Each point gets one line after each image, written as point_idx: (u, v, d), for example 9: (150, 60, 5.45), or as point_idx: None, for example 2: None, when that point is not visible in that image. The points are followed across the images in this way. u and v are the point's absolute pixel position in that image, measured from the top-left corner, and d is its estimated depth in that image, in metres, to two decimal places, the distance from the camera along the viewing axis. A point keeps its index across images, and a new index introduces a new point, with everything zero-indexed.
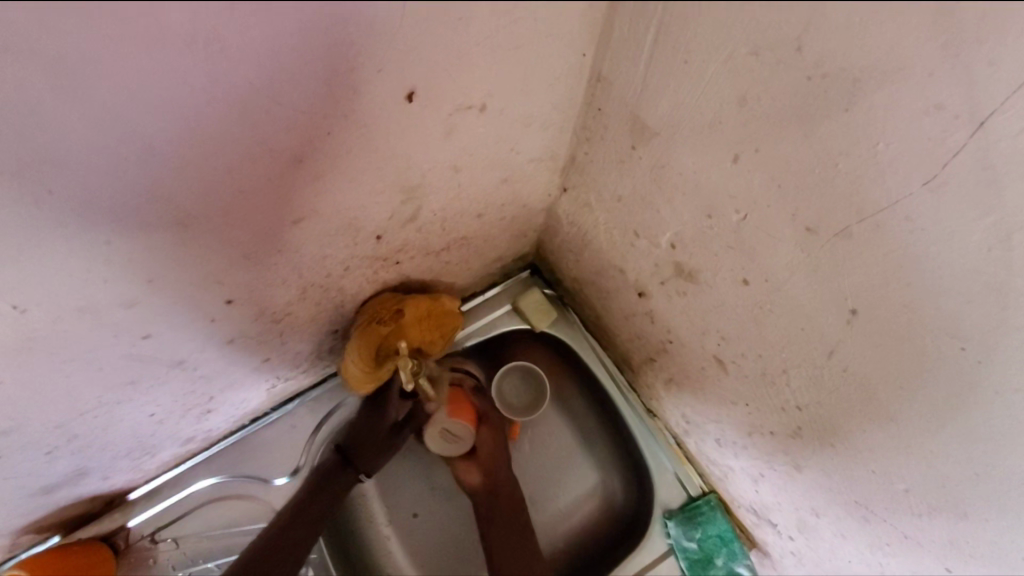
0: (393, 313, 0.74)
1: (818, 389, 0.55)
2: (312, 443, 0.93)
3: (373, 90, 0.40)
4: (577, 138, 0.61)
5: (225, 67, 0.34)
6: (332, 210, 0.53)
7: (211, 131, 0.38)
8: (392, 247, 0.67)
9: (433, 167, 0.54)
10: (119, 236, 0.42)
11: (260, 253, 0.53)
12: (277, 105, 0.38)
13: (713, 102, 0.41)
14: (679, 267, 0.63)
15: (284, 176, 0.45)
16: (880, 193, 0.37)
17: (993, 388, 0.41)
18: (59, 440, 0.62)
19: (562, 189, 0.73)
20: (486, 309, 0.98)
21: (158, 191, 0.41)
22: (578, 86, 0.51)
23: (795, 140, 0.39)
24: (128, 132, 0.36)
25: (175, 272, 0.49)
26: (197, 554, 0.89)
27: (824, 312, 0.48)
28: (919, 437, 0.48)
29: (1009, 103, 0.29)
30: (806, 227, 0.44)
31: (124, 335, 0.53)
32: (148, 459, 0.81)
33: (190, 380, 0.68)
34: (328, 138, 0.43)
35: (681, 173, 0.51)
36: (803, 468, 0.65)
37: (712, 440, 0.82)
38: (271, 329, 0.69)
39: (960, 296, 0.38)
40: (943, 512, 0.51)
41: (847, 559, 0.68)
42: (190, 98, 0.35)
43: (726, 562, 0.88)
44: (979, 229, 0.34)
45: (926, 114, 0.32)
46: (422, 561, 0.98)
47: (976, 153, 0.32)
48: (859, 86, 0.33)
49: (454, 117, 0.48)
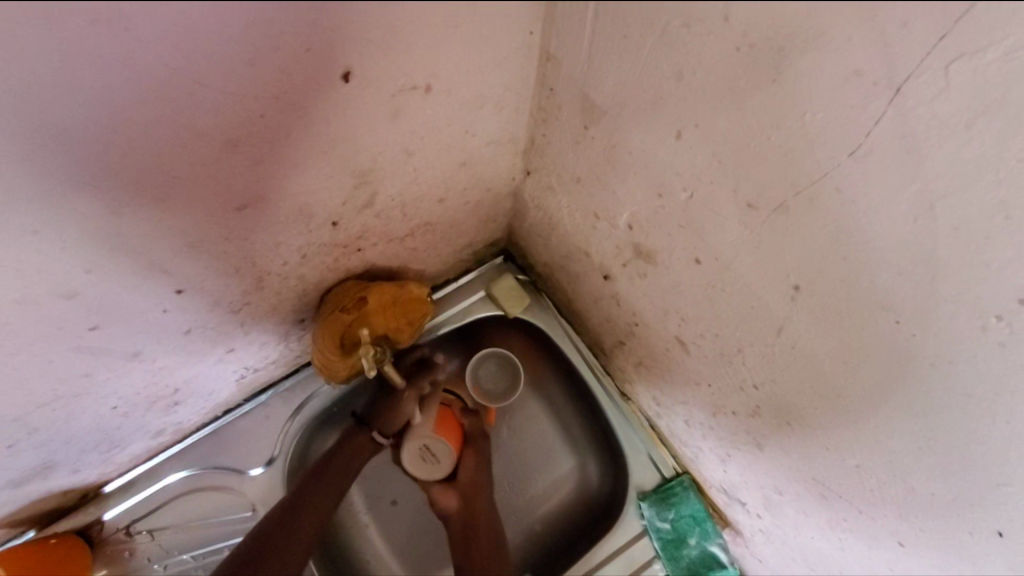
0: (356, 301, 0.74)
1: (771, 367, 0.55)
2: (286, 434, 0.93)
3: (302, 70, 0.39)
4: (534, 120, 0.60)
5: (135, 46, 0.33)
6: (279, 196, 0.52)
7: (135, 113, 0.37)
8: (350, 233, 0.66)
9: (383, 150, 0.53)
10: (50, 224, 0.41)
11: (207, 240, 0.52)
12: (199, 85, 0.37)
13: (652, 76, 0.41)
14: (638, 249, 0.62)
15: (220, 160, 0.44)
16: (813, 165, 0.37)
17: (928, 361, 0.41)
18: (17, 434, 0.61)
19: (525, 173, 0.72)
20: (459, 295, 0.98)
21: (86, 180, 0.40)
22: (526, 65, 0.50)
23: (731, 114, 0.38)
24: (43, 119, 0.35)
25: (116, 261, 0.48)
26: (173, 546, 0.89)
27: (770, 290, 0.48)
28: (867, 414, 0.48)
29: (923, 68, 0.29)
30: (748, 203, 0.43)
31: (72, 326, 0.52)
32: (118, 453, 0.81)
33: (151, 371, 0.67)
34: (262, 120, 0.42)
35: (631, 152, 0.51)
36: (765, 447, 0.65)
37: (682, 421, 0.82)
38: (231, 319, 0.68)
39: (893, 270, 0.38)
40: (892, 487, 0.52)
41: (809, 536, 0.69)
42: (104, 79, 0.34)
43: (699, 542, 0.89)
44: (904, 199, 0.34)
45: (848, 81, 0.31)
46: (401, 547, 0.98)
47: (896, 121, 0.31)
48: (784, 56, 0.32)
49: (398, 98, 0.47)
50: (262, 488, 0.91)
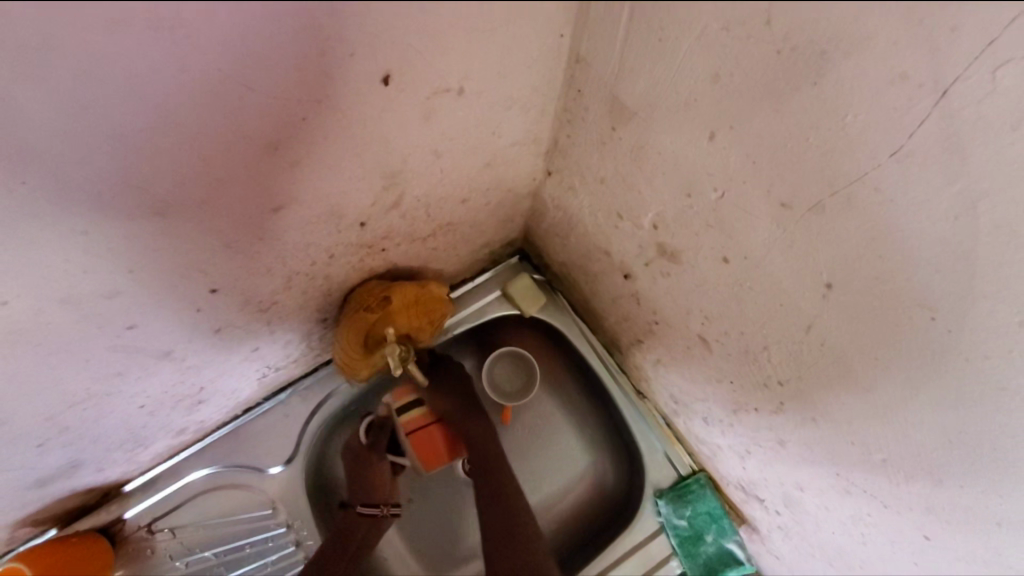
0: (380, 301, 0.74)
1: (798, 364, 0.56)
2: (305, 431, 0.93)
3: (344, 72, 0.40)
4: (559, 120, 0.60)
5: (193, 51, 0.33)
6: (313, 196, 0.53)
7: (184, 117, 0.38)
8: (376, 234, 0.67)
9: (415, 151, 0.54)
10: (98, 225, 0.42)
11: (243, 241, 0.53)
12: (247, 89, 0.38)
13: (687, 79, 0.41)
14: (662, 248, 0.63)
15: (260, 162, 0.45)
16: (852, 163, 0.37)
17: (964, 358, 0.41)
18: (50, 432, 0.62)
19: (546, 173, 0.72)
20: (476, 295, 0.98)
21: (133, 179, 0.41)
22: (556, 66, 0.50)
23: (769, 115, 0.39)
24: (99, 122, 0.36)
25: (156, 261, 0.49)
26: (195, 544, 0.89)
27: (801, 286, 0.49)
28: (896, 409, 0.49)
29: (971, 71, 0.30)
30: (782, 203, 0.44)
31: (110, 325, 0.53)
32: (142, 451, 0.82)
33: (179, 370, 0.68)
34: (304, 123, 0.43)
35: (659, 152, 0.51)
36: (786, 442, 0.66)
37: (700, 419, 0.83)
38: (258, 318, 0.69)
39: (929, 268, 0.39)
40: (919, 481, 0.52)
41: (831, 531, 0.69)
42: (158, 83, 0.35)
43: (716, 538, 0.90)
44: (947, 199, 0.35)
45: (893, 84, 0.32)
46: (418, 545, 0.99)
47: (942, 122, 0.32)
48: (826, 58, 0.33)
49: (432, 100, 0.47)
50: (281, 486, 0.92)
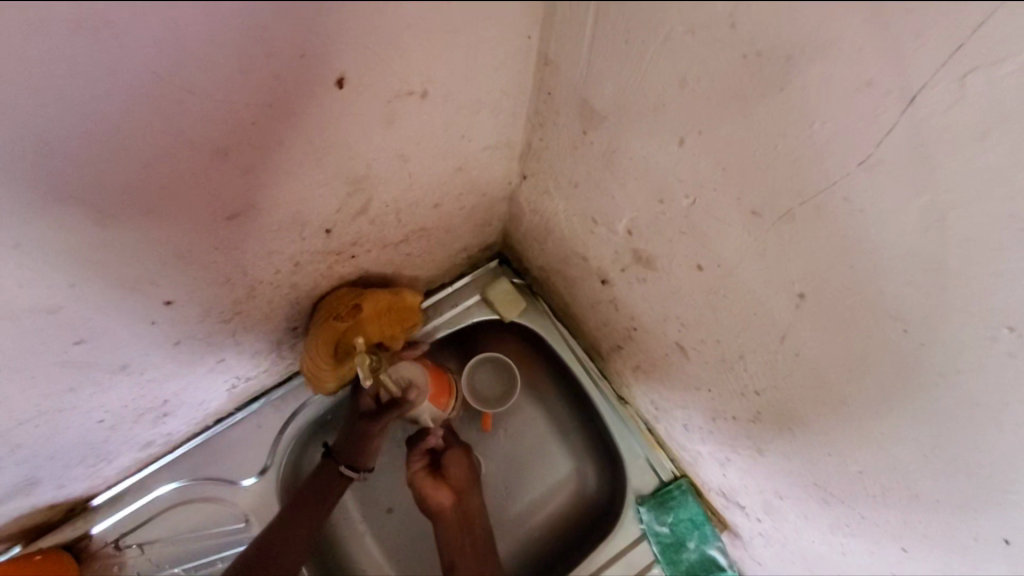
0: (350, 309, 0.72)
1: (774, 374, 0.55)
2: (279, 441, 0.90)
3: (294, 77, 0.37)
4: (531, 124, 0.58)
5: (120, 53, 0.31)
6: (271, 204, 0.51)
7: (118, 123, 0.36)
8: (344, 240, 0.65)
9: (379, 156, 0.52)
10: (33, 238, 0.40)
11: (197, 251, 0.51)
12: (185, 93, 0.36)
13: (655, 83, 0.40)
14: (638, 254, 0.62)
15: (209, 170, 0.43)
16: (820, 173, 0.36)
17: (937, 371, 0.41)
18: (0, 451, 0.59)
19: (521, 177, 0.70)
20: (454, 300, 0.96)
21: (68, 190, 0.38)
22: (524, 69, 0.48)
23: (736, 122, 0.38)
24: (25, 129, 0.34)
25: (103, 274, 0.47)
26: (164, 559, 0.86)
27: (774, 295, 0.48)
28: (871, 420, 0.48)
29: (937, 79, 0.28)
30: (752, 211, 0.43)
31: (56, 340, 0.51)
32: (106, 465, 0.79)
33: (139, 383, 0.66)
34: (253, 129, 0.41)
35: (631, 158, 0.50)
36: (765, 451, 0.65)
37: (680, 426, 0.82)
38: (223, 328, 0.67)
39: (902, 278, 0.38)
40: (896, 494, 0.51)
41: (810, 540, 0.68)
42: (85, 87, 0.33)
43: (697, 545, 0.89)
44: (916, 210, 0.34)
45: (859, 91, 0.31)
46: (397, 556, 0.97)
47: (909, 132, 0.31)
48: (792, 64, 0.31)
49: (393, 104, 0.45)
50: (254, 499, 0.89)
